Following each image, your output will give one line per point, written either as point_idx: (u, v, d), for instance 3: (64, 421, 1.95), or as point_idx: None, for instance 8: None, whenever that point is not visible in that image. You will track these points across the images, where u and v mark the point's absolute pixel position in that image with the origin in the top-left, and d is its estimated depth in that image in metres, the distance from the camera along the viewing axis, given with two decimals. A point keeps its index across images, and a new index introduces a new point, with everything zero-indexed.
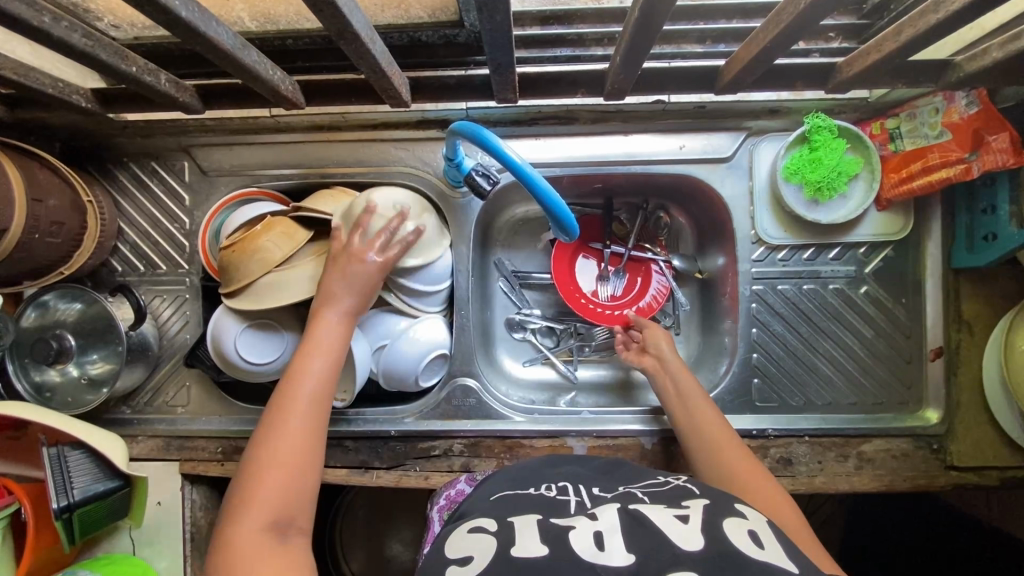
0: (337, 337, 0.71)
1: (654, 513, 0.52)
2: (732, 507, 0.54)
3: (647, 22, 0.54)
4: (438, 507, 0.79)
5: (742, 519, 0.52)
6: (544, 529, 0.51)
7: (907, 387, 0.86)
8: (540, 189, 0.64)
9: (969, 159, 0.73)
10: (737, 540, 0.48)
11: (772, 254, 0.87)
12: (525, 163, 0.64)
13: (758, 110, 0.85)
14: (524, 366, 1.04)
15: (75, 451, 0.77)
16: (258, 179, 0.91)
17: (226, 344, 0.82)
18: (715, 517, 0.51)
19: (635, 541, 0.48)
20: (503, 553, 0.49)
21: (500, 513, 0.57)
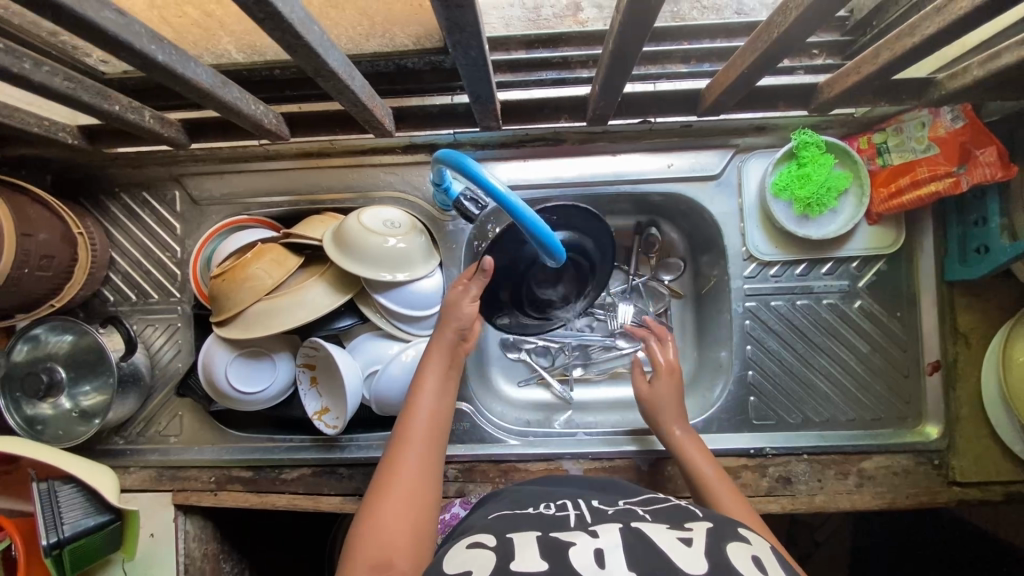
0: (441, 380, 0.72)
1: (656, 536, 0.52)
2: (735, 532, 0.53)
3: (624, 50, 0.54)
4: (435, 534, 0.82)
5: (747, 544, 0.51)
6: (543, 546, 0.51)
7: (906, 402, 0.85)
8: (525, 218, 0.62)
9: (958, 173, 0.73)
10: (742, 565, 0.47)
11: (764, 270, 0.86)
12: (507, 190, 0.61)
13: (745, 128, 0.84)
14: (519, 387, 1.04)
15: (65, 486, 0.76)
16: (248, 206, 0.92)
17: (217, 371, 0.82)
18: (718, 540, 0.51)
19: (636, 557, 0.47)
20: (502, 567, 0.48)
21: (498, 530, 0.56)
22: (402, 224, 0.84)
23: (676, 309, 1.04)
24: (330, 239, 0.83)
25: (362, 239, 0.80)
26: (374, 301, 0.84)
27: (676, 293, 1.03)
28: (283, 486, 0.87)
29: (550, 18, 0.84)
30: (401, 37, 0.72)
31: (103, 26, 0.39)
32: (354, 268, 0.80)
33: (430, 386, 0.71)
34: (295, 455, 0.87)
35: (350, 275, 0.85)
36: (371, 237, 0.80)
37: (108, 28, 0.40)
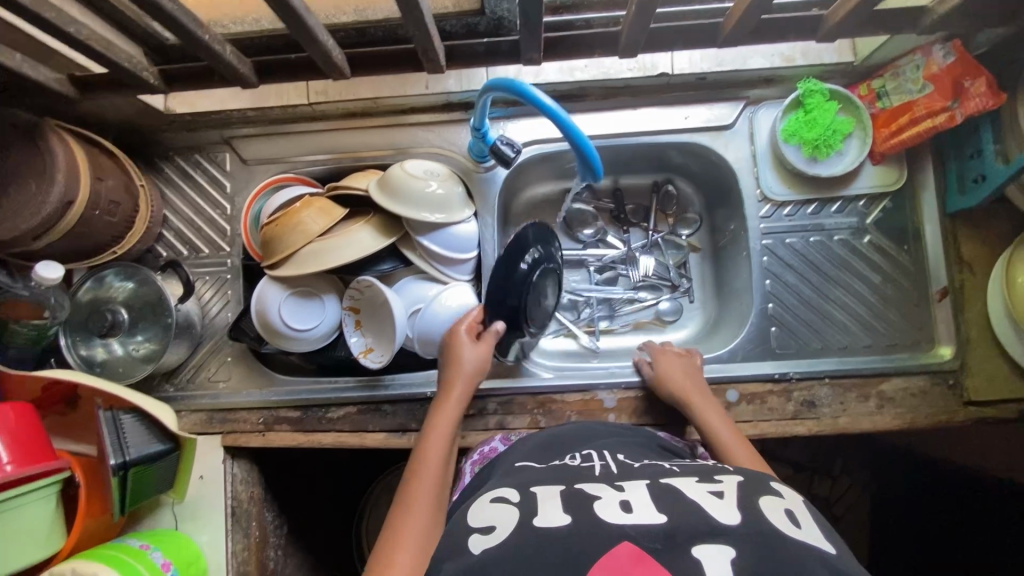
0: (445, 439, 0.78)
1: (686, 488, 0.56)
2: (768, 487, 0.56)
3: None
4: (472, 461, 0.82)
5: (778, 498, 0.54)
6: (568, 499, 0.56)
7: (918, 328, 0.90)
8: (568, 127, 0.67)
9: (952, 107, 0.80)
10: (774, 516, 0.51)
11: (779, 210, 0.93)
12: (554, 103, 0.68)
13: (755, 80, 0.92)
14: (548, 338, 1.09)
15: (128, 415, 0.80)
16: (294, 165, 0.98)
17: (271, 309, 0.87)
18: (750, 493, 0.54)
19: (665, 506, 0.52)
20: (526, 521, 0.53)
21: (523, 484, 0.61)
22: (442, 173, 0.90)
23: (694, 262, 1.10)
24: (375, 187, 0.89)
25: (406, 184, 0.87)
26: (416, 244, 0.90)
27: (693, 247, 1.09)
28: (329, 424, 0.91)
29: None
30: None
31: None
32: (398, 210, 0.86)
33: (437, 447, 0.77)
34: (341, 394, 0.92)
35: (393, 221, 0.91)
36: (414, 182, 0.87)
37: None
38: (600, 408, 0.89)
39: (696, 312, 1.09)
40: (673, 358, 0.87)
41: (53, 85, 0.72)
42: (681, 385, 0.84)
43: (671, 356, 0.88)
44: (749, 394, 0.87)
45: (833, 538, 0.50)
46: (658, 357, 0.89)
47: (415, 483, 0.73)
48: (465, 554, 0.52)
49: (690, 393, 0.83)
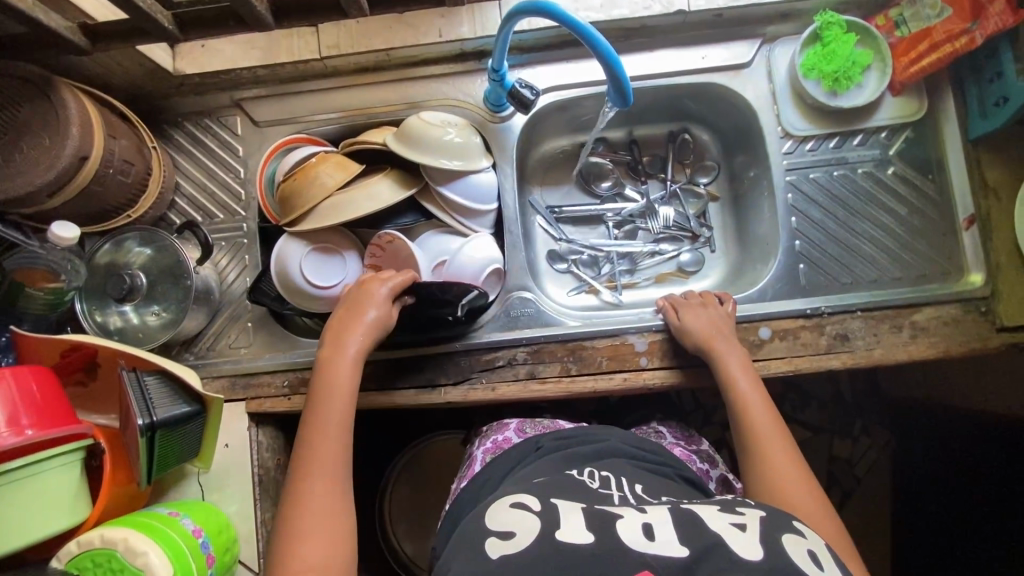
0: (344, 386, 0.76)
1: (708, 515, 0.56)
2: (789, 524, 0.56)
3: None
4: (484, 449, 0.87)
5: (801, 537, 0.54)
6: (590, 516, 0.57)
7: (947, 258, 0.89)
8: (601, 45, 0.68)
9: (972, 29, 0.81)
10: (796, 556, 0.51)
11: (801, 146, 0.92)
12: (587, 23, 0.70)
13: (770, 16, 0.91)
14: (570, 295, 1.08)
15: (152, 377, 0.78)
16: (307, 125, 0.97)
17: (292, 270, 0.85)
18: (772, 528, 0.54)
19: (686, 533, 0.53)
20: (548, 534, 0.55)
21: (544, 495, 0.63)
22: (459, 122, 0.89)
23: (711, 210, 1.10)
24: (393, 140, 0.88)
25: (425, 133, 0.85)
26: (437, 196, 0.89)
27: (712, 195, 1.08)
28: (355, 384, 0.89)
29: None
30: None
31: None
32: (419, 159, 0.85)
33: (338, 397, 0.75)
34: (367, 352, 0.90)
35: (411, 173, 0.89)
36: (432, 130, 0.85)
37: None
38: (632, 352, 0.87)
39: (717, 261, 1.07)
40: (696, 310, 0.86)
41: (62, 33, 0.70)
42: (702, 341, 0.82)
43: (695, 307, 0.86)
44: (781, 331, 0.85)
45: None
46: (681, 306, 0.87)
47: (318, 433, 0.73)
48: (483, 557, 0.55)
49: (712, 337, 0.82)
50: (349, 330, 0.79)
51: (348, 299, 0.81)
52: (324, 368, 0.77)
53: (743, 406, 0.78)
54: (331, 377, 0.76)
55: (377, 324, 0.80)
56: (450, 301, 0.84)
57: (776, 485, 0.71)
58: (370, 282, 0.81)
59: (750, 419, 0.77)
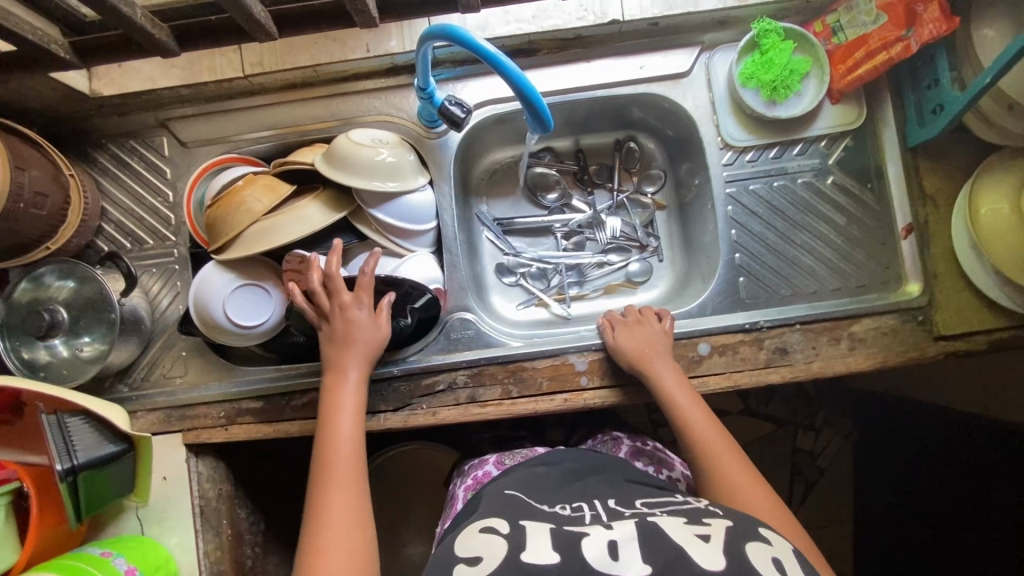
0: (354, 406, 0.76)
1: (672, 529, 0.56)
2: (756, 532, 0.56)
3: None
4: (466, 486, 0.85)
5: (766, 545, 0.55)
6: (556, 537, 0.56)
7: (886, 267, 0.88)
8: (510, 71, 0.65)
9: (907, 36, 0.79)
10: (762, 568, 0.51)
11: (740, 157, 0.90)
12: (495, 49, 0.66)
13: (708, 24, 0.89)
14: (518, 308, 1.06)
15: (74, 418, 0.76)
16: (236, 144, 0.93)
17: (214, 310, 0.82)
18: (737, 539, 0.55)
19: (651, 551, 0.53)
20: (514, 556, 0.54)
21: (511, 516, 0.62)
22: (390, 139, 0.86)
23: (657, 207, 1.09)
24: (321, 160, 0.85)
25: (355, 153, 0.82)
26: (370, 219, 0.86)
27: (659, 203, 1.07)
28: (293, 413, 0.88)
29: None
30: None
31: None
32: (347, 181, 0.82)
33: (348, 416, 0.75)
34: (304, 380, 0.88)
35: (342, 195, 0.87)
36: (362, 150, 0.82)
37: None
38: (573, 372, 0.86)
39: (665, 269, 1.07)
40: (635, 331, 0.84)
41: None
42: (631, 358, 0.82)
43: (637, 327, 0.85)
44: (718, 347, 0.85)
45: None
46: (622, 326, 0.85)
47: (332, 452, 0.71)
48: None
49: (645, 355, 0.82)
50: (346, 350, 0.78)
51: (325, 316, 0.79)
52: (329, 394, 0.77)
53: (691, 429, 0.75)
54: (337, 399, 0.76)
55: (365, 340, 0.78)
56: (401, 304, 0.85)
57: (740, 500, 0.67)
58: (349, 299, 0.78)
59: (699, 439, 0.74)
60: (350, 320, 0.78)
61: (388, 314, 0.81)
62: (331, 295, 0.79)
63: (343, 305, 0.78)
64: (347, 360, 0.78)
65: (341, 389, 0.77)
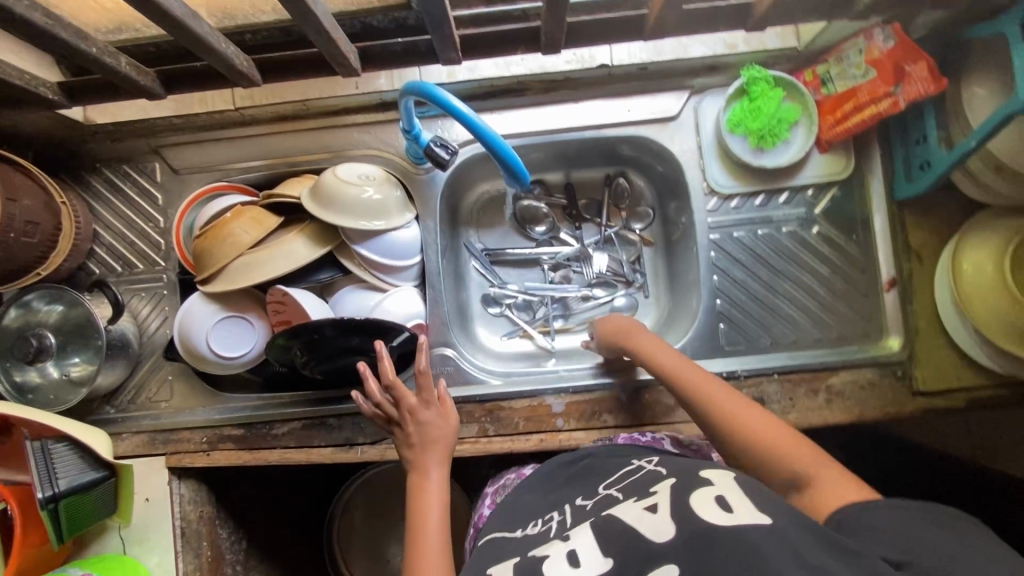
0: (441, 503, 0.72)
1: (624, 513, 0.55)
2: (700, 479, 0.55)
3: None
4: (470, 537, 0.82)
5: (711, 485, 0.52)
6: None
7: (868, 319, 0.88)
8: (484, 132, 0.67)
9: (895, 92, 0.78)
10: (702, 509, 0.49)
11: (726, 203, 0.90)
12: (469, 111, 0.68)
13: (698, 69, 0.89)
14: (502, 339, 1.07)
15: (58, 444, 0.79)
16: (227, 173, 0.94)
17: (197, 343, 0.84)
18: (682, 492, 0.53)
19: (608, 543, 0.52)
20: None
21: (478, 567, 0.58)
22: (377, 176, 0.87)
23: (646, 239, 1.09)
24: (308, 195, 0.86)
25: (340, 190, 0.83)
26: (354, 254, 0.88)
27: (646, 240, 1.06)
28: (274, 441, 0.90)
29: None
30: None
31: None
32: (332, 219, 0.83)
33: (437, 515, 0.70)
34: (286, 410, 0.90)
35: (328, 229, 0.88)
36: (348, 188, 0.83)
37: None
38: (549, 413, 0.87)
39: (650, 307, 1.07)
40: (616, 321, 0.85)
41: None
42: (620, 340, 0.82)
43: (616, 320, 0.86)
44: None
45: (767, 509, 0.47)
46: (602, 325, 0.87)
47: (418, 555, 0.66)
48: None
49: (628, 335, 0.81)
50: (429, 452, 0.75)
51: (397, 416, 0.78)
52: (412, 494, 0.73)
53: (690, 383, 0.71)
54: (421, 498, 0.72)
55: (446, 436, 0.76)
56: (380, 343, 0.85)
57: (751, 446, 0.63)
58: (414, 401, 0.77)
59: (696, 389, 0.70)
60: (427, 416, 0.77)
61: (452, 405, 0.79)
62: (395, 401, 0.78)
63: (414, 406, 0.77)
64: (428, 458, 0.75)
65: (428, 488, 0.72)
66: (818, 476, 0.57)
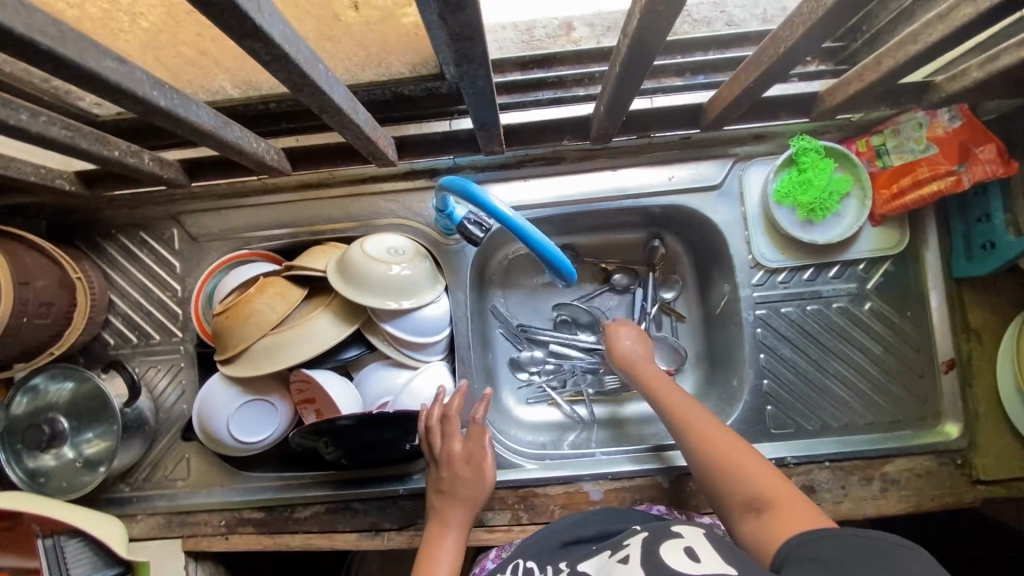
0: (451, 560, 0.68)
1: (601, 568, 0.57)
2: (669, 530, 0.57)
3: (637, 58, 0.51)
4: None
5: (679, 537, 0.54)
6: None
7: (923, 402, 0.83)
8: (532, 239, 0.67)
9: (959, 171, 0.73)
10: (671, 559, 0.51)
11: (772, 277, 0.86)
12: (514, 216, 0.66)
13: (743, 137, 0.85)
14: (529, 407, 1.02)
15: (72, 540, 0.74)
16: (248, 241, 0.91)
17: (217, 427, 0.80)
18: (653, 544, 0.55)
19: None
20: None
21: None
22: (406, 251, 0.83)
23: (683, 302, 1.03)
24: (334, 270, 0.82)
25: (366, 269, 0.79)
26: (381, 331, 0.83)
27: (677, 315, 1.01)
28: (295, 525, 0.85)
29: (544, 39, 0.83)
30: (397, 66, 0.72)
31: (104, 76, 0.37)
32: (360, 299, 0.79)
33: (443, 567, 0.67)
34: (308, 493, 0.86)
35: (355, 305, 0.84)
36: (374, 265, 0.79)
37: (110, 78, 0.37)
38: (586, 501, 0.83)
39: (687, 375, 1.01)
40: (630, 332, 0.86)
41: None
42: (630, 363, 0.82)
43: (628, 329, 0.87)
44: None
45: (731, 557, 0.49)
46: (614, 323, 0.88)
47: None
48: None
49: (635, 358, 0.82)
50: (452, 501, 0.72)
51: (435, 454, 0.75)
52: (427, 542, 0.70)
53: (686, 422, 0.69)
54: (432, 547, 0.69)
55: (477, 492, 0.73)
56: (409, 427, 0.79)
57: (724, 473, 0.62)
58: (457, 451, 0.74)
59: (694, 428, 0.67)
60: (463, 467, 0.73)
61: (492, 466, 0.74)
62: (439, 444, 0.75)
63: (453, 452, 0.74)
64: (451, 507, 0.72)
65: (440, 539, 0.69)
66: (785, 508, 0.55)
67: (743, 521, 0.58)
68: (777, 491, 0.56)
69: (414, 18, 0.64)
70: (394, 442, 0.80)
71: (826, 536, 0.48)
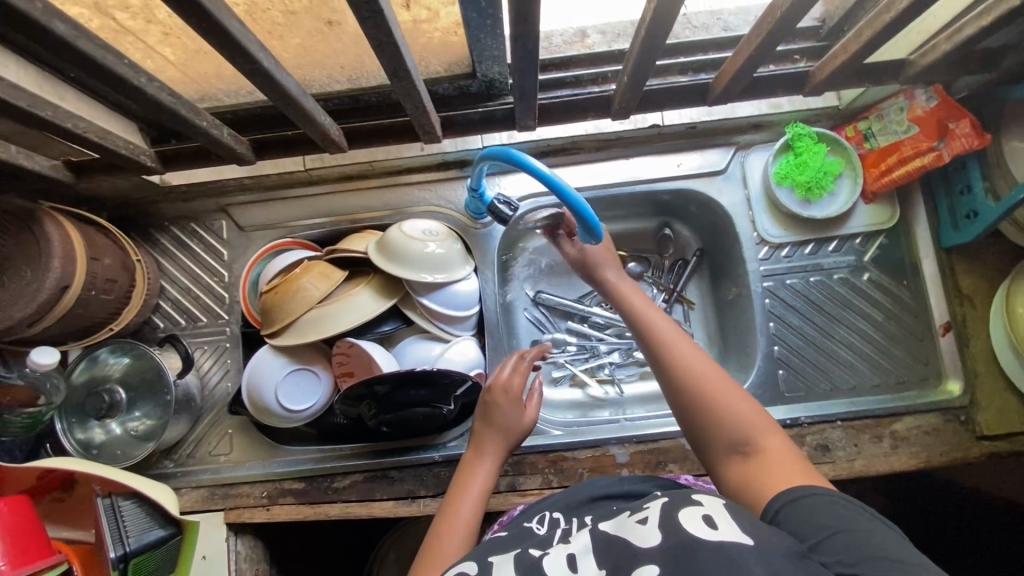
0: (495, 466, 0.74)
1: (617, 525, 0.51)
2: (690, 497, 0.50)
3: (655, 34, 0.60)
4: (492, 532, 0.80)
5: (700, 506, 0.48)
6: (519, 560, 0.53)
7: (924, 364, 0.90)
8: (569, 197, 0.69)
9: (938, 147, 0.81)
10: (690, 525, 0.46)
11: (777, 252, 0.93)
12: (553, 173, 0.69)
13: (743, 127, 0.93)
14: (553, 388, 1.07)
15: (126, 501, 0.78)
16: (291, 230, 0.98)
17: (265, 393, 0.86)
18: (673, 509, 0.49)
19: (604, 554, 0.48)
20: None
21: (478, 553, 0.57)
22: (438, 232, 0.90)
23: (694, 287, 1.09)
24: (374, 249, 0.89)
25: (404, 246, 0.86)
26: (417, 305, 0.90)
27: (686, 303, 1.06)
28: (334, 495, 0.89)
29: (561, 44, 0.92)
30: (435, 65, 0.82)
31: (231, 31, 0.47)
32: (399, 273, 0.86)
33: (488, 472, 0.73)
34: (348, 462, 0.90)
35: (393, 282, 0.91)
36: (412, 244, 0.86)
37: (235, 34, 0.48)
38: (613, 464, 0.87)
39: None
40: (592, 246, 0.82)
41: (49, 173, 0.73)
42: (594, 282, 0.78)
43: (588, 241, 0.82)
44: None
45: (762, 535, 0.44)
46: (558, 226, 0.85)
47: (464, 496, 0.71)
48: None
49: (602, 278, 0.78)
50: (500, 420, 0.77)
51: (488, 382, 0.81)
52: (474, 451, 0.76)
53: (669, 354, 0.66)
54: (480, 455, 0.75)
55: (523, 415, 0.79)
56: (444, 392, 0.84)
57: (709, 413, 0.60)
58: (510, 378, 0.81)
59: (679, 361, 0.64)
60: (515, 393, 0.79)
61: (534, 407, 0.81)
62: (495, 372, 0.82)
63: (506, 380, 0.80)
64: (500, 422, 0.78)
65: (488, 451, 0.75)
66: (773, 456, 0.54)
67: (727, 465, 0.57)
68: (767, 438, 0.56)
69: (454, 18, 0.73)
70: (432, 404, 0.84)
71: (811, 494, 0.49)
